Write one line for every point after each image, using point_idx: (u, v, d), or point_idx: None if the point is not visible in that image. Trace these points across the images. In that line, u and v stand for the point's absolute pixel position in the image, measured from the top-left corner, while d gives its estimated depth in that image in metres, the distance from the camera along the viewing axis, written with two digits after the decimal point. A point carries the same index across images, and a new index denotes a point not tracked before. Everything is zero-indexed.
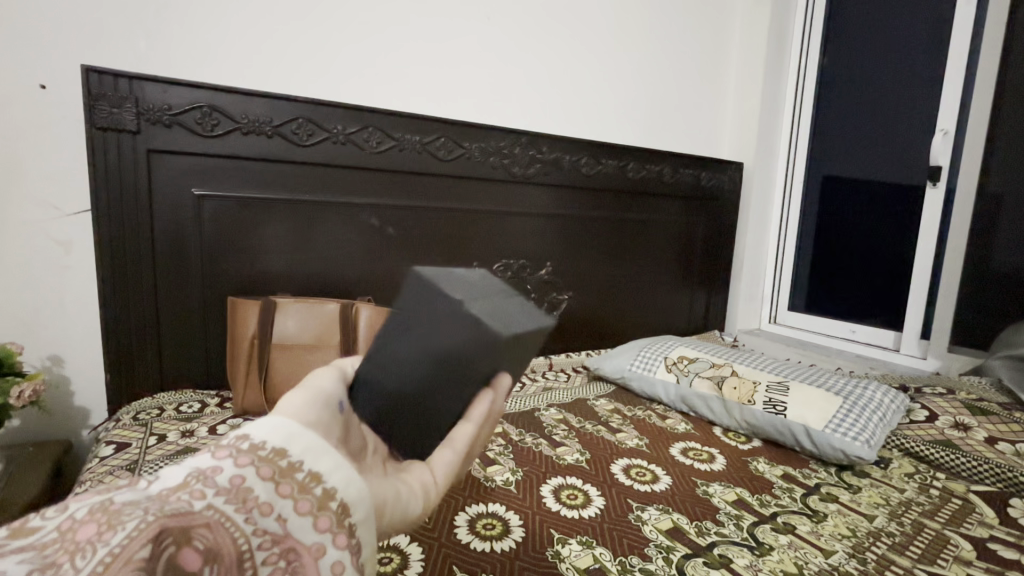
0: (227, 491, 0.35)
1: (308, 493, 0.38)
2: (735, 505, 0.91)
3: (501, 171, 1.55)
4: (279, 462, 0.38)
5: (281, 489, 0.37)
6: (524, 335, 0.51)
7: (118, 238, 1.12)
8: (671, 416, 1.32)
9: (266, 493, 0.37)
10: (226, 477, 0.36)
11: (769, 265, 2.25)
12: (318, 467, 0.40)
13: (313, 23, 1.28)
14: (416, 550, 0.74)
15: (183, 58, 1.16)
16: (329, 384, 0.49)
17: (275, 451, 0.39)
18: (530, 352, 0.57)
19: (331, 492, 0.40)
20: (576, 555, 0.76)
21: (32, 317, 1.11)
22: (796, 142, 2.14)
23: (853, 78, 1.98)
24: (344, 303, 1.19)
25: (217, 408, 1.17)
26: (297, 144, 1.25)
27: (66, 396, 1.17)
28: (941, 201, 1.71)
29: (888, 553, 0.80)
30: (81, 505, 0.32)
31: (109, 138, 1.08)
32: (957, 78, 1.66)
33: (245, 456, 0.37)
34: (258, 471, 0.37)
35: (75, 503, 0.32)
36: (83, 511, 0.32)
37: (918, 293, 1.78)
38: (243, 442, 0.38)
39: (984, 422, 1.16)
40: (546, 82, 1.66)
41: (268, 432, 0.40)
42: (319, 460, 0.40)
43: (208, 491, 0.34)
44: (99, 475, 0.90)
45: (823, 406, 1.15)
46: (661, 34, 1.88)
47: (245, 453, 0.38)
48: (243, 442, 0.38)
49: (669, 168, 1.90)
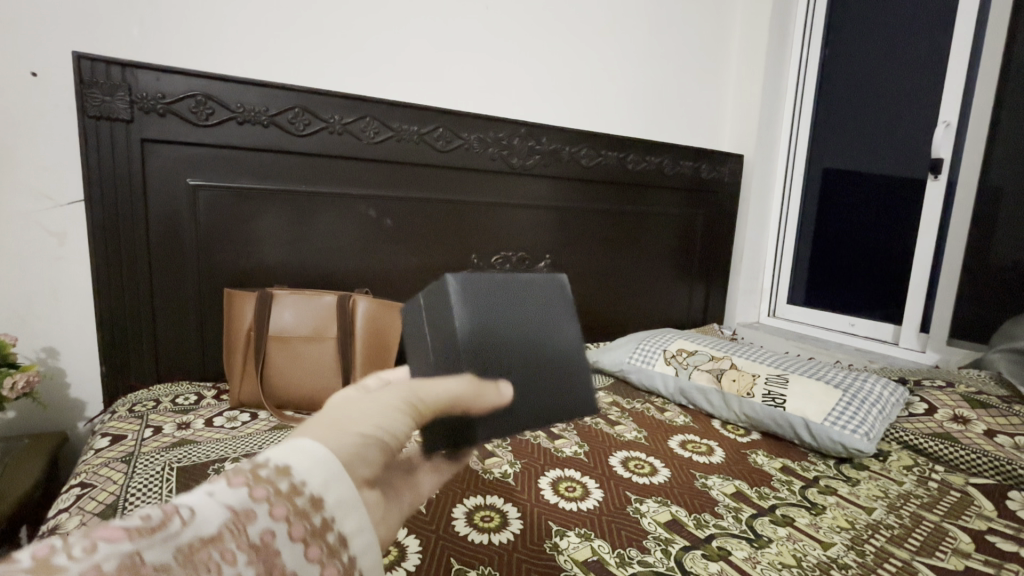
0: (256, 558, 0.32)
1: (336, 562, 0.36)
2: (733, 497, 0.91)
3: (500, 162, 1.54)
4: (314, 520, 0.36)
5: (309, 556, 0.35)
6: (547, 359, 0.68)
7: (112, 229, 1.11)
8: (670, 408, 1.32)
9: (292, 563, 0.34)
10: (258, 530, 0.33)
11: (769, 257, 2.24)
12: (347, 528, 0.37)
13: (310, 12, 1.26)
14: (415, 542, 0.74)
15: (176, 46, 1.14)
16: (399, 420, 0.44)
17: (312, 502, 0.36)
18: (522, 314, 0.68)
19: (352, 563, 0.37)
20: (574, 547, 0.75)
21: (28, 307, 1.10)
22: (796, 133, 2.13)
23: (855, 70, 1.96)
24: (341, 295, 1.18)
25: (213, 400, 1.17)
26: (294, 134, 1.23)
27: (61, 388, 1.16)
28: (942, 194, 1.70)
29: (886, 545, 0.80)
30: (109, 551, 0.27)
31: (101, 127, 1.06)
32: (960, 69, 1.64)
33: (281, 504, 0.34)
34: (291, 530, 0.34)
35: (104, 545, 0.27)
36: (111, 564, 0.26)
37: (917, 287, 1.77)
38: (285, 481, 0.35)
39: (983, 415, 1.16)
40: (544, 75, 1.64)
41: (317, 476, 0.36)
42: (349, 523, 0.37)
43: (239, 557, 0.32)
44: (94, 467, 0.89)
45: (823, 399, 1.15)
46: (660, 24, 1.85)
47: (281, 498, 0.34)
48: (284, 482, 0.35)
49: (668, 159, 1.89)
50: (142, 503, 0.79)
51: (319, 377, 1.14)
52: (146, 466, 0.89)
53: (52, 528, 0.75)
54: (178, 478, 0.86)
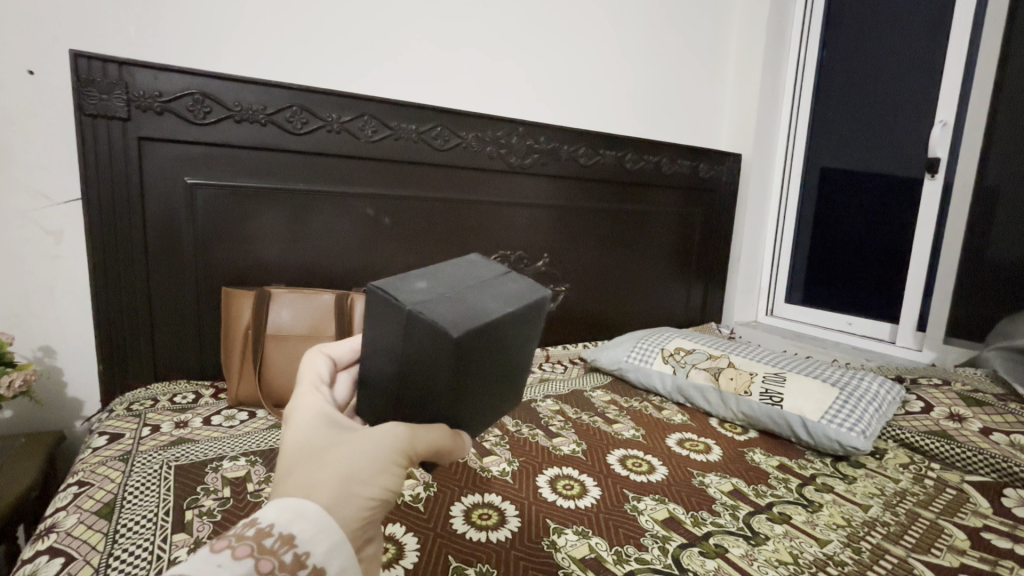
0: None
1: None
2: (730, 495, 0.92)
3: (498, 161, 1.54)
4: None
5: None
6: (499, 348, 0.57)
7: (110, 227, 1.11)
8: (667, 407, 1.32)
9: None
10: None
11: (769, 240, 2.24)
12: None
13: (307, 11, 1.26)
14: (412, 541, 0.74)
15: (173, 45, 1.14)
16: (392, 471, 0.46)
17: (314, 573, 0.40)
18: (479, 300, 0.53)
19: None
20: (571, 545, 0.75)
21: (26, 304, 1.10)
22: (795, 124, 2.13)
23: (852, 69, 1.96)
24: (338, 294, 1.18)
25: (211, 399, 1.17)
26: (292, 132, 1.23)
27: (58, 386, 1.16)
28: (939, 193, 1.70)
29: (883, 542, 0.80)
30: None
31: (99, 125, 1.06)
32: (957, 68, 1.65)
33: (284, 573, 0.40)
34: None
35: None
36: None
37: (914, 286, 1.78)
38: (288, 553, 0.40)
39: (979, 413, 1.16)
40: (543, 74, 1.64)
41: (318, 545, 0.41)
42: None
43: None
44: (92, 466, 0.89)
45: (820, 397, 1.15)
46: (658, 24, 1.86)
47: (285, 569, 0.40)
48: (287, 554, 0.40)
49: (667, 158, 1.89)
50: (140, 502, 0.79)
51: None
52: (143, 465, 0.89)
53: (49, 526, 0.75)
54: (176, 477, 0.86)
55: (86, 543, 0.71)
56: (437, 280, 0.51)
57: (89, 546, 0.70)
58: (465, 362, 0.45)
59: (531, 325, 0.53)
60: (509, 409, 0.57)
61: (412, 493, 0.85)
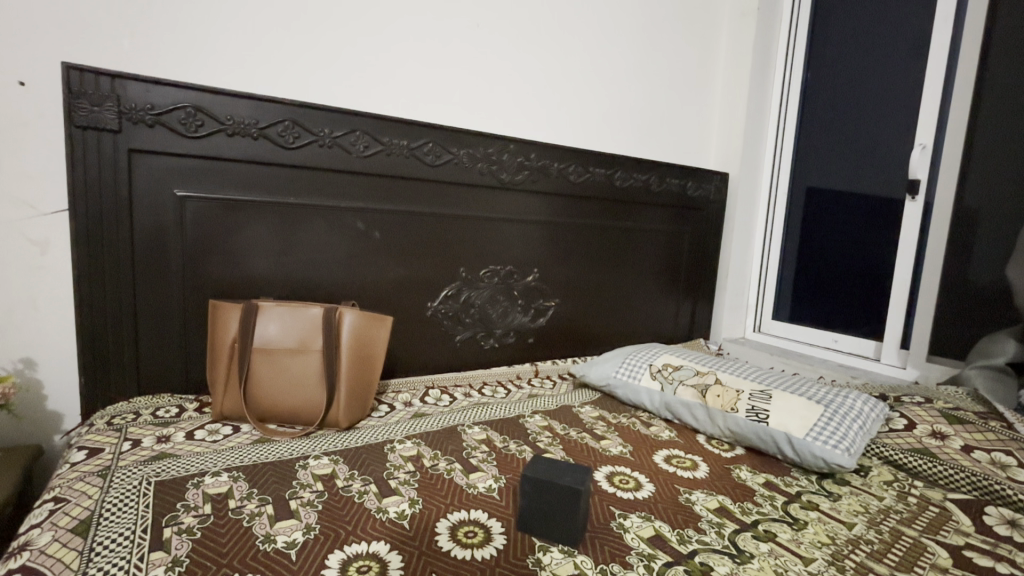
0: None
1: None
2: (716, 513, 0.92)
3: (489, 177, 1.55)
4: None
5: None
6: (536, 497, 0.79)
7: (98, 238, 1.10)
8: (655, 423, 1.33)
9: None
10: None
11: (756, 259, 2.28)
12: None
13: (300, 27, 1.28)
14: (396, 558, 0.73)
15: (166, 60, 1.15)
16: None
17: None
18: (536, 505, 0.79)
19: None
20: (556, 563, 0.75)
21: (7, 316, 1.08)
22: (781, 144, 2.18)
23: (835, 93, 2.02)
24: (327, 307, 1.17)
25: (194, 413, 1.16)
26: (284, 147, 1.24)
27: (37, 399, 1.14)
28: (920, 214, 1.74)
29: (866, 560, 0.81)
30: None
31: (89, 137, 1.06)
32: (936, 93, 1.70)
33: None
34: None
35: None
36: None
37: (896, 304, 1.81)
38: None
39: (961, 431, 1.18)
40: (534, 92, 1.67)
41: None
42: None
43: None
44: (69, 482, 0.87)
45: (805, 414, 1.16)
46: (648, 45, 1.90)
47: None
48: None
49: (656, 177, 1.92)
50: (117, 518, 0.78)
51: (304, 390, 1.13)
52: (123, 480, 0.87)
53: (22, 544, 0.73)
54: (156, 492, 0.85)
55: (59, 561, 0.69)
56: (538, 507, 0.79)
57: (62, 565, 0.68)
58: (530, 506, 0.80)
59: (543, 499, 0.78)
60: (548, 509, 0.78)
61: (396, 510, 0.85)
